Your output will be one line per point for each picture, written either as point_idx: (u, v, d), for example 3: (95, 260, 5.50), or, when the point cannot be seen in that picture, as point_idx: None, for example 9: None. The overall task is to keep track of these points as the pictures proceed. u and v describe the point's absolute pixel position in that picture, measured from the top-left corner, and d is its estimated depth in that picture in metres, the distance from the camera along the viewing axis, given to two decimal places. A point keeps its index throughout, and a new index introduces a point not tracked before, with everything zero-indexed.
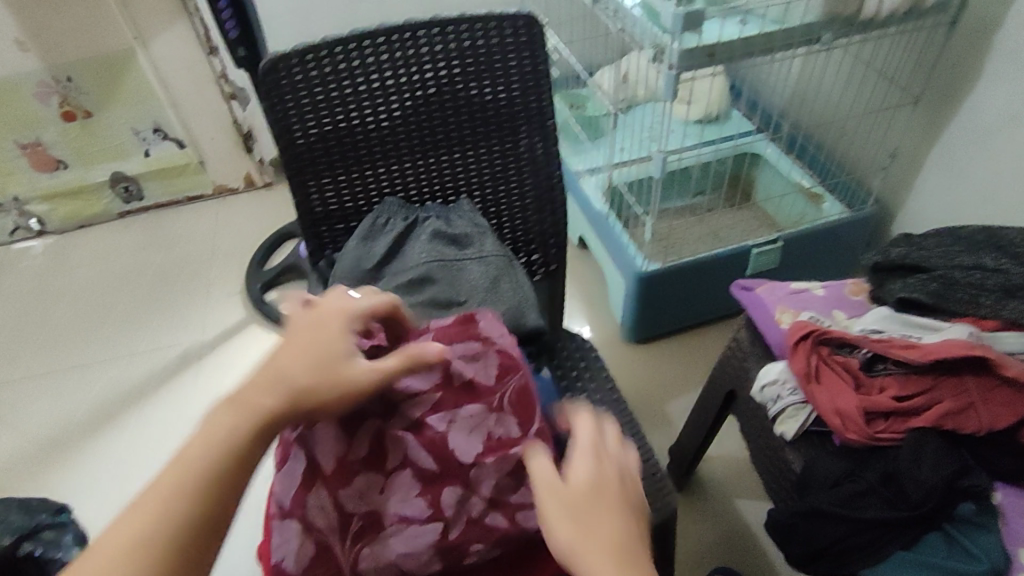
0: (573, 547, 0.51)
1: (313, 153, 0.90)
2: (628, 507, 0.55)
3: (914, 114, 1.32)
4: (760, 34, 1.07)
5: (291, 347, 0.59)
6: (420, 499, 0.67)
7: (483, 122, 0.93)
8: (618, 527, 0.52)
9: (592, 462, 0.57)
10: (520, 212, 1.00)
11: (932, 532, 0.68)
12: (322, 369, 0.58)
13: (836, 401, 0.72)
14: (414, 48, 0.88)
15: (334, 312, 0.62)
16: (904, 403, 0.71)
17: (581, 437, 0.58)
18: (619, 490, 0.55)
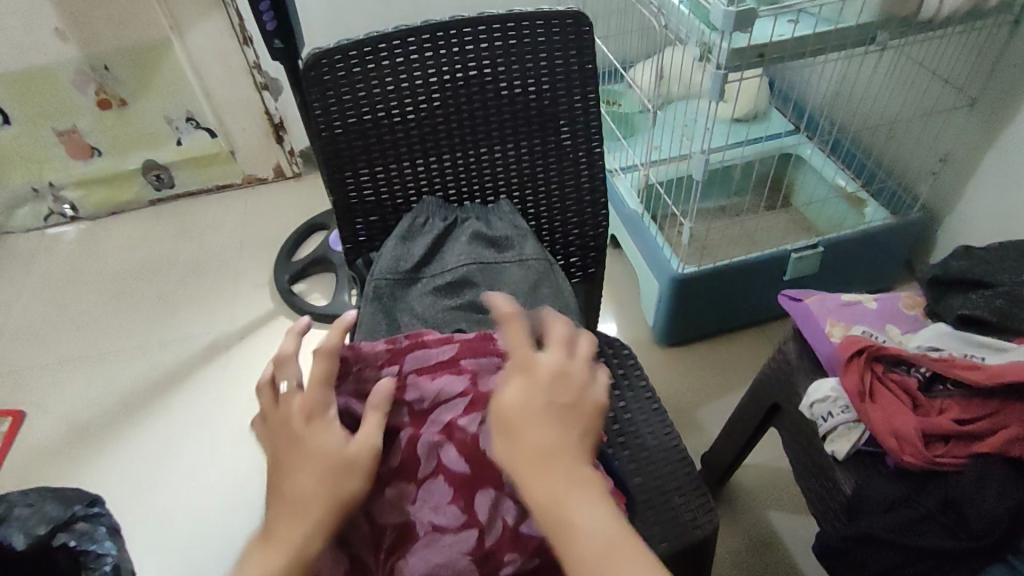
0: (515, 464, 0.55)
1: (353, 149, 0.89)
2: (570, 416, 0.58)
3: (969, 120, 1.27)
4: (813, 34, 1.03)
5: (285, 463, 0.59)
6: (452, 505, 0.64)
7: (525, 121, 0.91)
8: (556, 433, 0.56)
9: (534, 377, 0.60)
10: (560, 215, 0.97)
11: (994, 562, 0.64)
12: (327, 472, 0.58)
13: (893, 421, 0.70)
14: (458, 44, 0.86)
15: (297, 408, 0.62)
16: (966, 427, 0.68)
17: (524, 355, 0.62)
18: (562, 401, 0.59)
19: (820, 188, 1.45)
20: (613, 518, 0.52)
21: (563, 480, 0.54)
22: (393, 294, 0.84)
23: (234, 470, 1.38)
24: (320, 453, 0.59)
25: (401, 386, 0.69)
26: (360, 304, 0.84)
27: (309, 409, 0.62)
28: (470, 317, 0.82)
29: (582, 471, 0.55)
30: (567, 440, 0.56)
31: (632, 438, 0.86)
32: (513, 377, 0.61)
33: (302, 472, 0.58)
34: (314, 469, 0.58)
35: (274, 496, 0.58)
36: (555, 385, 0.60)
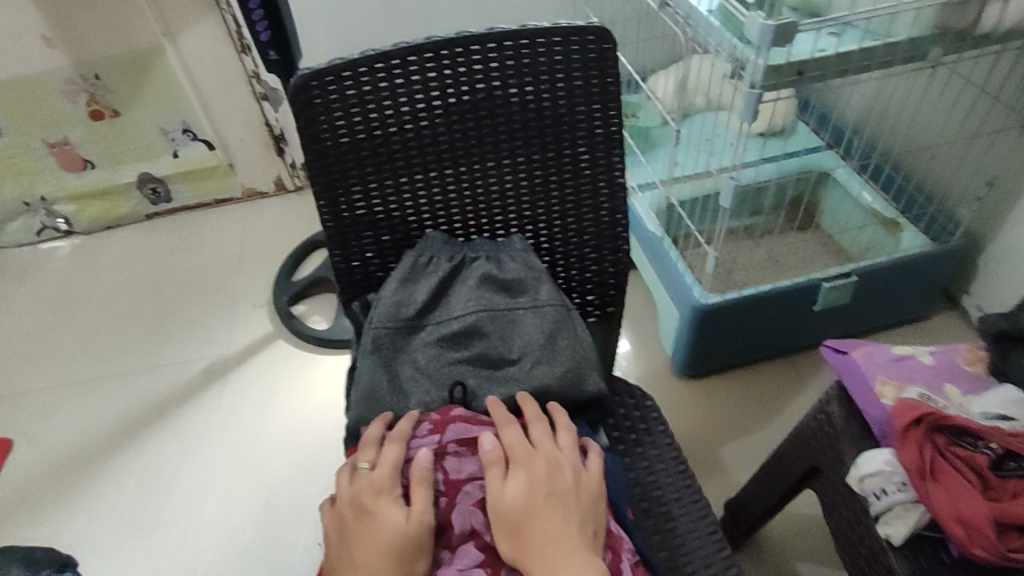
0: (523, 559, 0.57)
1: (348, 179, 0.80)
2: (569, 506, 0.61)
3: (1022, 140, 1.16)
4: (857, 50, 0.93)
5: (355, 538, 0.61)
6: (482, 568, 0.60)
7: (540, 150, 0.83)
8: (558, 526, 0.59)
9: (529, 464, 0.63)
10: (577, 250, 0.89)
11: None
12: (389, 547, 0.59)
13: (958, 506, 0.61)
14: (466, 65, 0.77)
15: (366, 483, 0.64)
16: None
17: (517, 441, 0.65)
18: (560, 491, 0.62)
19: (853, 213, 1.36)
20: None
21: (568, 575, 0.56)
22: (393, 345, 0.75)
23: (227, 506, 1.31)
24: (387, 528, 0.60)
25: (441, 456, 0.65)
26: (357, 356, 0.75)
27: (376, 487, 0.63)
28: (478, 373, 0.74)
29: (587, 562, 0.57)
30: (571, 531, 0.59)
31: (656, 505, 0.78)
32: (507, 467, 0.63)
33: (369, 545, 0.60)
34: (381, 542, 0.59)
35: (348, 571, 0.60)
36: (555, 474, 0.63)
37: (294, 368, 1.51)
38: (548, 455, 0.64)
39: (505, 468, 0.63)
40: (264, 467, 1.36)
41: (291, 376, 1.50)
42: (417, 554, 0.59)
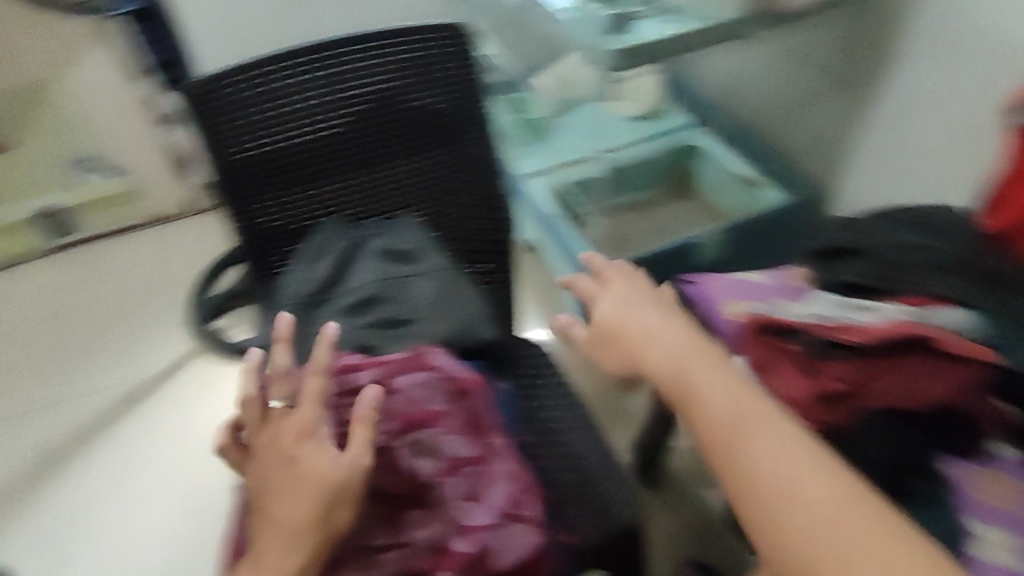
0: (632, 362, 0.65)
1: (252, 175, 0.87)
2: (684, 337, 0.63)
3: (842, 101, 1.35)
4: (689, 32, 1.08)
5: (274, 486, 0.60)
6: (384, 526, 0.63)
7: (423, 137, 0.93)
8: (682, 349, 0.62)
9: (637, 316, 0.68)
10: (465, 225, 0.99)
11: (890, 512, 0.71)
12: (316, 492, 0.58)
13: (787, 387, 0.75)
14: (348, 65, 0.87)
15: (287, 427, 0.62)
16: (851, 386, 0.71)
17: (626, 308, 0.69)
18: (678, 333, 0.64)
19: (719, 176, 1.52)
20: (743, 395, 0.56)
21: (689, 378, 0.59)
22: (302, 317, 0.83)
23: (162, 522, 1.33)
24: (314, 478, 0.59)
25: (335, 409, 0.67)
26: (271, 331, 0.83)
27: (301, 429, 0.62)
28: (382, 334, 0.81)
29: (712, 366, 0.59)
30: (689, 350, 0.62)
31: (554, 436, 0.86)
32: (620, 320, 0.68)
33: (292, 497, 0.59)
34: (304, 496, 0.58)
35: (265, 522, 0.59)
36: (635, 299, 0.70)
37: (217, 383, 1.53)
38: (629, 287, 0.72)
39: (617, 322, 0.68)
40: (198, 479, 1.38)
41: (215, 390, 1.52)
42: (345, 499, 0.60)
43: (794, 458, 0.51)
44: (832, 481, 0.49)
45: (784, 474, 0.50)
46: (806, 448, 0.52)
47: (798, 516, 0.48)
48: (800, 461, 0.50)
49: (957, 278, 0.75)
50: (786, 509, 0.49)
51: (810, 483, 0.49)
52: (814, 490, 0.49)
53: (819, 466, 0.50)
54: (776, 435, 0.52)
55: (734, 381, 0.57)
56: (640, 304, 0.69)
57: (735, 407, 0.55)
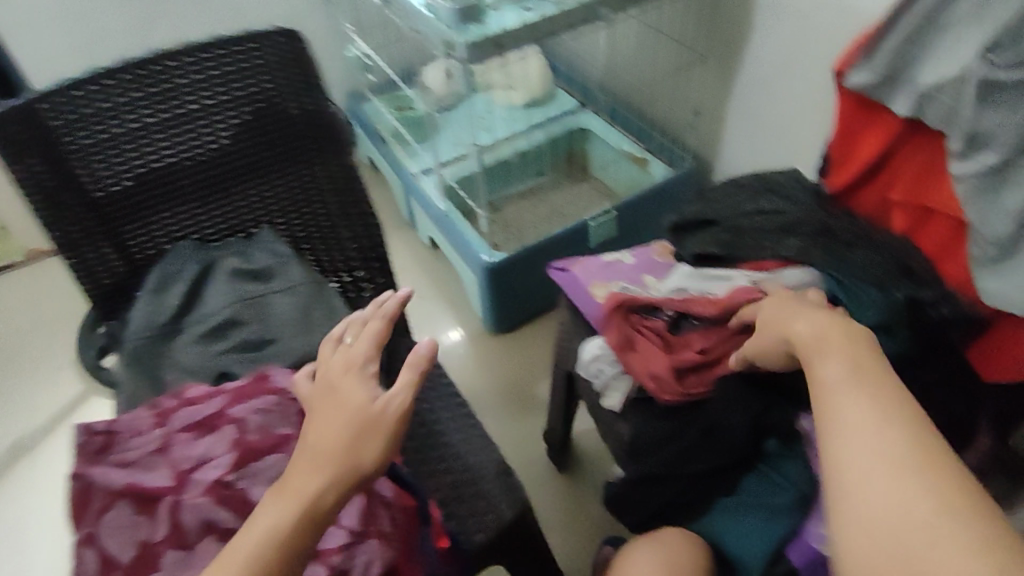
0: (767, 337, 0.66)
1: (115, 201, 0.83)
2: (827, 317, 0.60)
3: (706, 72, 1.36)
4: (541, 18, 1.07)
5: (315, 417, 0.59)
6: None
7: (267, 147, 0.89)
8: (820, 327, 0.59)
9: (780, 300, 0.65)
10: (340, 230, 0.96)
11: (748, 473, 0.74)
12: (352, 422, 0.57)
13: (650, 365, 0.75)
14: (168, 80, 0.81)
15: (334, 367, 0.63)
16: (707, 355, 0.74)
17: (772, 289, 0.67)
18: (823, 313, 0.61)
19: (609, 155, 1.53)
20: (864, 383, 0.52)
21: (817, 356, 0.56)
22: (153, 352, 0.79)
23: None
24: (358, 404, 0.59)
25: (164, 448, 0.61)
26: (118, 370, 0.78)
27: (347, 369, 0.63)
28: (240, 358, 0.78)
29: (839, 327, 0.58)
30: (832, 327, 0.58)
31: (438, 435, 0.82)
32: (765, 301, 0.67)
33: (332, 420, 0.58)
34: (345, 420, 0.57)
35: (297, 454, 0.56)
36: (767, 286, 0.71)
37: None
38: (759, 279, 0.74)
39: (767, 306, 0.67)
40: None
41: None
42: (380, 436, 0.57)
43: (891, 451, 0.47)
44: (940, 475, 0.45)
45: (883, 465, 0.46)
46: (928, 442, 0.47)
47: (865, 479, 0.46)
48: (902, 457, 0.46)
49: (801, 239, 0.80)
50: (872, 495, 0.46)
51: (905, 477, 0.45)
52: (873, 461, 0.47)
53: (919, 461, 0.46)
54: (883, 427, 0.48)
55: (853, 362, 0.54)
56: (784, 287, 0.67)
57: (853, 389, 0.52)
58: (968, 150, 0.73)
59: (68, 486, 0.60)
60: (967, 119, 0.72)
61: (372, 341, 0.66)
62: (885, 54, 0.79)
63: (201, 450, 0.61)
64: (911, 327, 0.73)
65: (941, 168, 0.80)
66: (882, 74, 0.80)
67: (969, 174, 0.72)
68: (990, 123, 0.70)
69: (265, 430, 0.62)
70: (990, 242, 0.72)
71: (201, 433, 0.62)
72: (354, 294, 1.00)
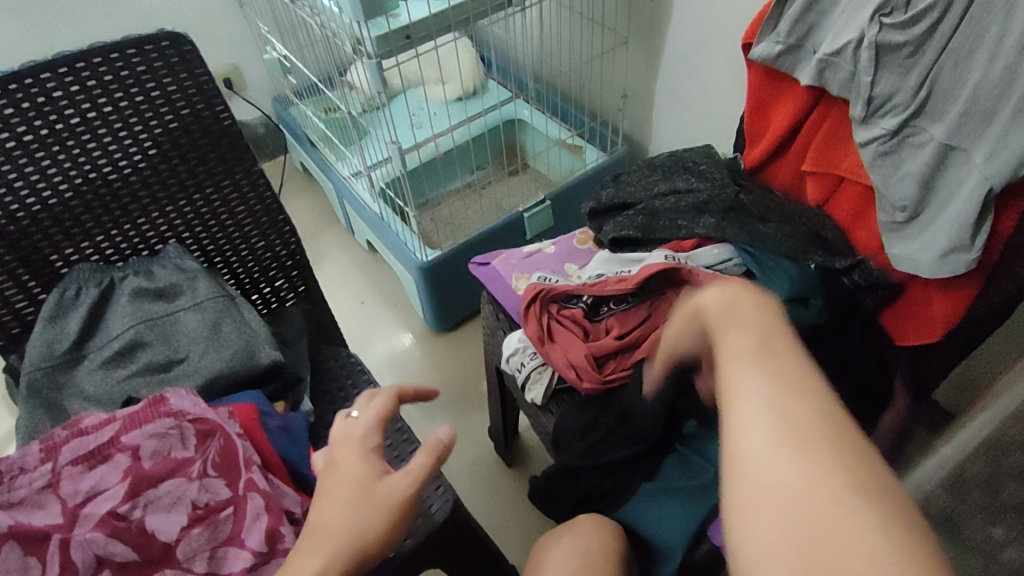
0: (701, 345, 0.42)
1: (18, 226, 0.79)
2: (731, 293, 0.40)
3: (629, 53, 1.35)
4: (449, 7, 1.05)
5: (321, 500, 0.55)
6: None
7: (162, 158, 0.84)
8: (730, 311, 0.39)
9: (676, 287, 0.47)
10: (259, 240, 0.94)
11: (667, 455, 0.75)
12: (359, 506, 0.54)
13: (568, 354, 0.75)
14: (42, 94, 0.76)
15: (340, 444, 0.60)
16: (625, 340, 0.74)
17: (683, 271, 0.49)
18: (732, 295, 0.40)
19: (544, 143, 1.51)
20: (768, 359, 0.35)
21: (728, 354, 0.37)
22: (55, 383, 0.75)
23: None
24: (358, 481, 0.56)
25: (53, 484, 0.58)
26: (18, 404, 0.74)
27: (351, 446, 0.59)
28: (149, 382, 0.75)
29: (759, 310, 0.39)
30: (738, 292, 0.41)
31: None
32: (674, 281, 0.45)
33: (332, 501, 0.55)
34: (344, 499, 0.55)
35: (301, 539, 0.54)
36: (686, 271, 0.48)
37: None
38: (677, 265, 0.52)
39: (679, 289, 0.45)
40: None
41: None
42: (389, 521, 0.54)
43: (801, 444, 0.31)
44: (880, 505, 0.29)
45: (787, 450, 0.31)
46: (858, 458, 0.31)
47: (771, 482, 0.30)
48: (835, 483, 0.30)
49: (713, 217, 0.81)
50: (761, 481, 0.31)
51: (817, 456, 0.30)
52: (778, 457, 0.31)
53: (857, 485, 0.30)
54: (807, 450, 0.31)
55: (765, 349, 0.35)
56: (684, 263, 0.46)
57: (769, 388, 0.34)
58: (868, 115, 0.73)
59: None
60: (862, 83, 0.71)
61: (382, 413, 0.63)
62: (787, 23, 0.78)
63: (94, 482, 0.58)
64: (823, 294, 0.76)
65: (846, 134, 0.78)
66: (786, 44, 0.79)
67: (869, 141, 0.73)
68: (881, 86, 0.71)
69: (161, 455, 0.60)
70: (897, 206, 0.72)
71: (92, 464, 0.59)
72: (276, 302, 0.99)
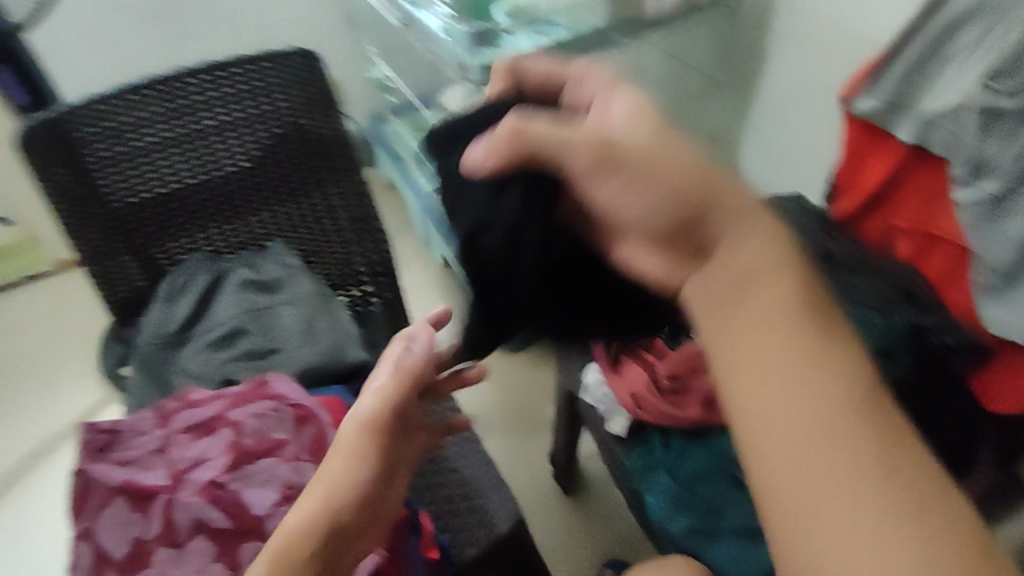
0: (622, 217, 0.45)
1: (146, 212, 0.87)
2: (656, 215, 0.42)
3: (722, 99, 1.35)
4: (553, 43, 1.09)
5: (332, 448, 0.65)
6: (217, 562, 0.57)
7: (278, 162, 0.91)
8: (661, 224, 0.42)
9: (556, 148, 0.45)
10: (354, 246, 0.99)
11: (737, 493, 0.74)
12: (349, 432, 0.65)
13: (628, 384, 0.82)
14: (183, 96, 0.86)
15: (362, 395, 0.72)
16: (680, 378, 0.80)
17: (565, 127, 0.45)
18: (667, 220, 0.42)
19: None
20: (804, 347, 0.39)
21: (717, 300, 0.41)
22: (163, 357, 0.81)
23: None
24: (352, 418, 0.67)
25: (163, 449, 0.63)
26: (129, 373, 0.80)
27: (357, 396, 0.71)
28: (245, 366, 0.81)
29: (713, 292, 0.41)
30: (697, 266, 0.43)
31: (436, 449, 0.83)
32: (592, 171, 0.44)
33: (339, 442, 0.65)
34: (343, 435, 0.65)
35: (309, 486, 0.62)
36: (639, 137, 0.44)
37: None
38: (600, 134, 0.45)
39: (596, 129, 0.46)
40: None
41: None
42: (365, 457, 0.62)
43: (851, 442, 0.37)
44: (866, 442, 0.37)
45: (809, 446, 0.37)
46: (877, 429, 0.37)
47: (807, 469, 0.36)
48: (834, 402, 0.38)
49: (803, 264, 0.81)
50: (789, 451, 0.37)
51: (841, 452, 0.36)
52: (818, 462, 0.36)
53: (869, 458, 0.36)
54: (825, 400, 0.38)
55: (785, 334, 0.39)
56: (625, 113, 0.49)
57: (793, 341, 0.39)
58: (971, 177, 0.72)
59: (70, 483, 0.62)
60: (969, 146, 0.71)
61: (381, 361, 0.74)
62: (891, 80, 0.78)
63: (200, 453, 0.63)
64: (914, 352, 0.75)
65: (945, 200, 0.79)
66: (886, 100, 0.79)
67: (970, 202, 0.71)
68: (993, 150, 0.69)
69: (260, 435, 0.65)
70: (994, 267, 0.71)
71: (199, 435, 0.65)
72: (362, 307, 1.03)
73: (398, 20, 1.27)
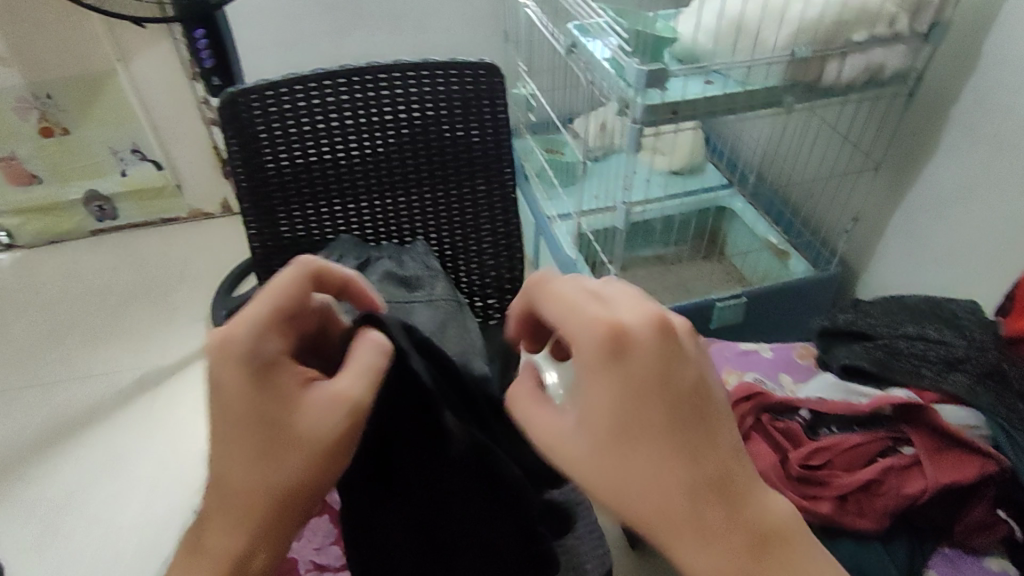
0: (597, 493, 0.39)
1: (301, 190, 0.91)
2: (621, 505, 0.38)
3: (876, 179, 1.30)
4: (722, 94, 1.08)
5: (215, 445, 0.43)
6: None
7: (432, 165, 0.94)
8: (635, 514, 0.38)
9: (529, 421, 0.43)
10: (485, 259, 1.01)
11: None
12: (290, 445, 0.42)
13: (755, 464, 0.80)
14: (359, 89, 0.89)
15: (222, 371, 0.42)
16: (813, 471, 0.78)
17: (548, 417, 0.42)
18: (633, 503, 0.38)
19: (750, 241, 1.49)
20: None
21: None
22: None
23: (150, 512, 1.25)
24: (324, 418, 0.43)
25: None
26: None
27: (240, 380, 0.41)
28: None
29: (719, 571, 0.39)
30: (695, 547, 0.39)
31: None
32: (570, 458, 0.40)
33: (277, 461, 0.42)
34: (297, 452, 0.42)
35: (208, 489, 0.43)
36: (632, 399, 0.37)
37: None
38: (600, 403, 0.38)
39: (575, 410, 0.40)
40: (192, 470, 1.31)
41: None
42: (328, 466, 0.43)
43: None
44: None
45: None
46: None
47: None
48: None
49: (966, 377, 0.81)
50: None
51: None
52: None
53: None
54: None
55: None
56: (605, 360, 0.37)
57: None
58: None
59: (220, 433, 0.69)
60: None
61: (266, 336, 0.42)
62: None
63: None
64: None
65: None
66: None
67: None
68: None
69: None
70: None
71: None
72: (481, 318, 1.05)
73: (562, 45, 1.25)
